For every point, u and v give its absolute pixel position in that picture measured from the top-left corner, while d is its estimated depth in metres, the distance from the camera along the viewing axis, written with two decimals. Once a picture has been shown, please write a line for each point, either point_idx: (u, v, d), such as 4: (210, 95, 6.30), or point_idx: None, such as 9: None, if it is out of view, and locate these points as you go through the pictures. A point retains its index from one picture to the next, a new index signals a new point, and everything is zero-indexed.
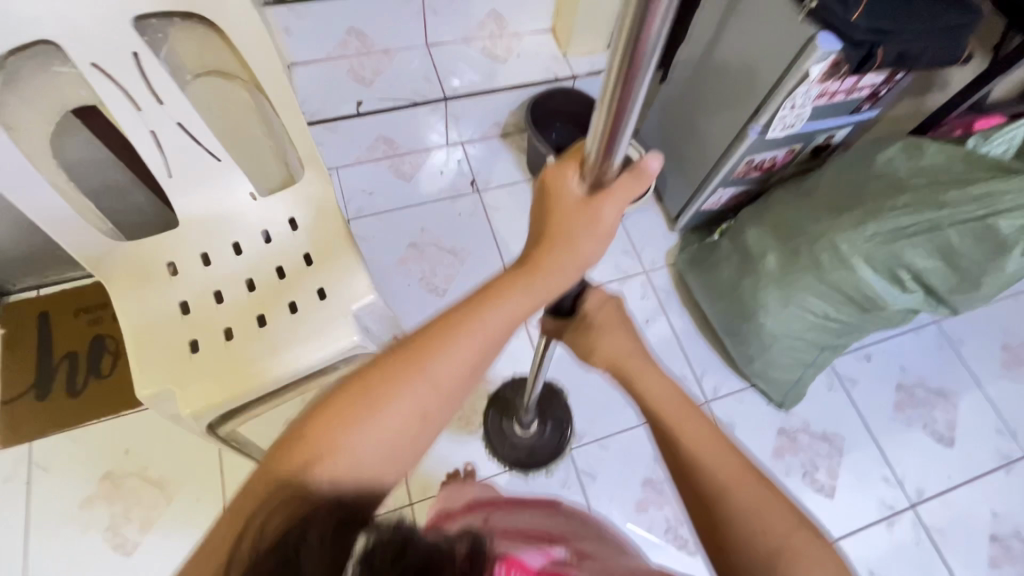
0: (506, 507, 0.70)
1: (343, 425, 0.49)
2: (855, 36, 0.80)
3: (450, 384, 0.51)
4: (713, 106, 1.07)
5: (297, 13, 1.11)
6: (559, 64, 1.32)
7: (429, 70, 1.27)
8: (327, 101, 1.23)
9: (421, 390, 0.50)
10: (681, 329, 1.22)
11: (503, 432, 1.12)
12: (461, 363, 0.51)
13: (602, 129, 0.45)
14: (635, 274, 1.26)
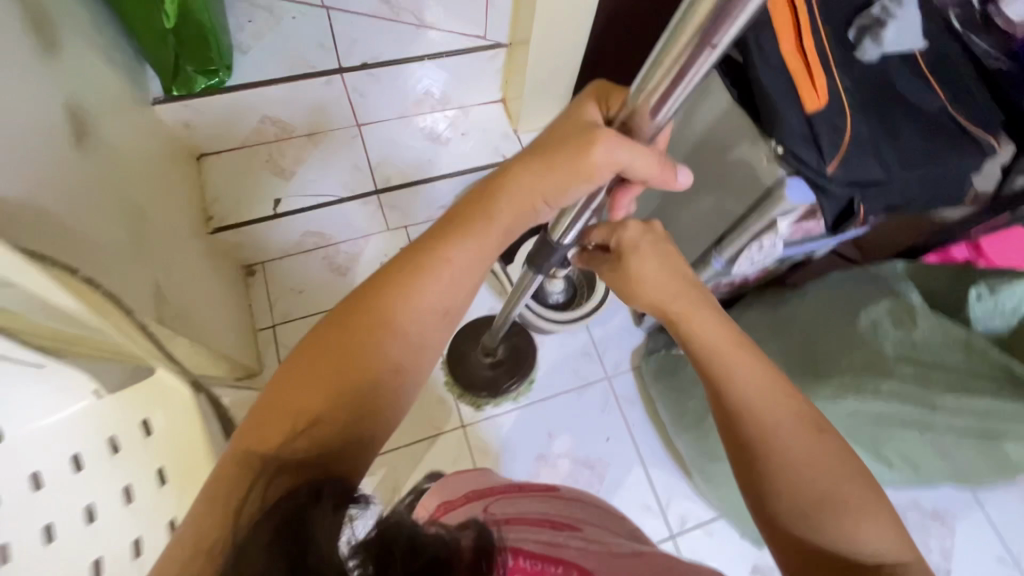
0: (506, 493, 0.64)
1: (381, 320, 0.53)
2: (826, 191, 0.69)
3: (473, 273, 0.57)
4: (688, 220, 0.91)
5: (193, 108, 1.08)
6: (507, 140, 1.29)
7: (360, 156, 1.23)
8: (242, 195, 1.18)
9: (446, 286, 0.56)
10: (639, 433, 1.24)
11: (467, 356, 1.22)
12: (433, 310, 0.56)
13: (645, 102, 0.50)
14: (595, 380, 1.27)
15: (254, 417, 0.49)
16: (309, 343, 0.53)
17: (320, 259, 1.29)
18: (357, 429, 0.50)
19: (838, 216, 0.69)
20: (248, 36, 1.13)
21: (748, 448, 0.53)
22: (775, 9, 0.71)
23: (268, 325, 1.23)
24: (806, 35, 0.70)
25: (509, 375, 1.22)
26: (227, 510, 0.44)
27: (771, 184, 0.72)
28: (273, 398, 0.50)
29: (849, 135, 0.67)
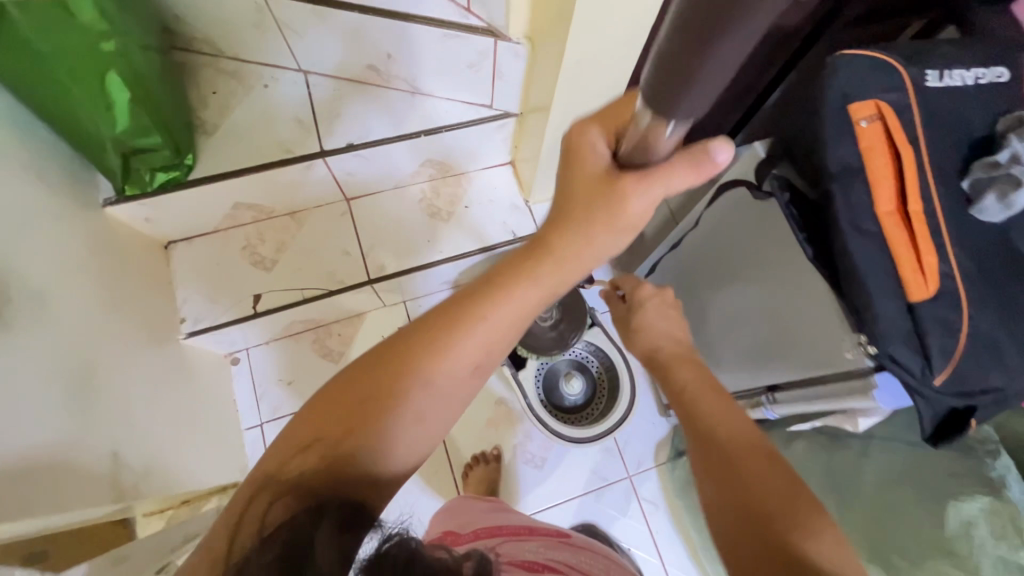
0: (516, 537, 0.60)
1: (407, 373, 0.47)
2: (936, 397, 0.54)
3: (502, 339, 0.50)
4: (733, 345, 0.80)
5: (153, 206, 0.92)
6: (519, 213, 1.13)
7: (350, 240, 1.08)
8: (219, 289, 1.04)
9: (473, 348, 0.49)
10: (662, 539, 1.13)
11: (526, 322, 1.06)
12: (470, 361, 0.49)
13: (653, 83, 0.31)
14: (617, 480, 1.14)
15: (300, 418, 0.47)
16: (354, 364, 0.49)
17: (312, 344, 1.19)
18: (363, 457, 0.46)
19: (939, 428, 0.56)
20: (212, 113, 0.95)
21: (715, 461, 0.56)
22: (867, 156, 0.55)
23: (256, 423, 1.14)
24: (911, 193, 0.54)
25: (573, 328, 1.06)
26: (228, 533, 0.42)
27: (859, 373, 0.59)
28: (313, 422, 0.46)
29: (964, 336, 0.52)
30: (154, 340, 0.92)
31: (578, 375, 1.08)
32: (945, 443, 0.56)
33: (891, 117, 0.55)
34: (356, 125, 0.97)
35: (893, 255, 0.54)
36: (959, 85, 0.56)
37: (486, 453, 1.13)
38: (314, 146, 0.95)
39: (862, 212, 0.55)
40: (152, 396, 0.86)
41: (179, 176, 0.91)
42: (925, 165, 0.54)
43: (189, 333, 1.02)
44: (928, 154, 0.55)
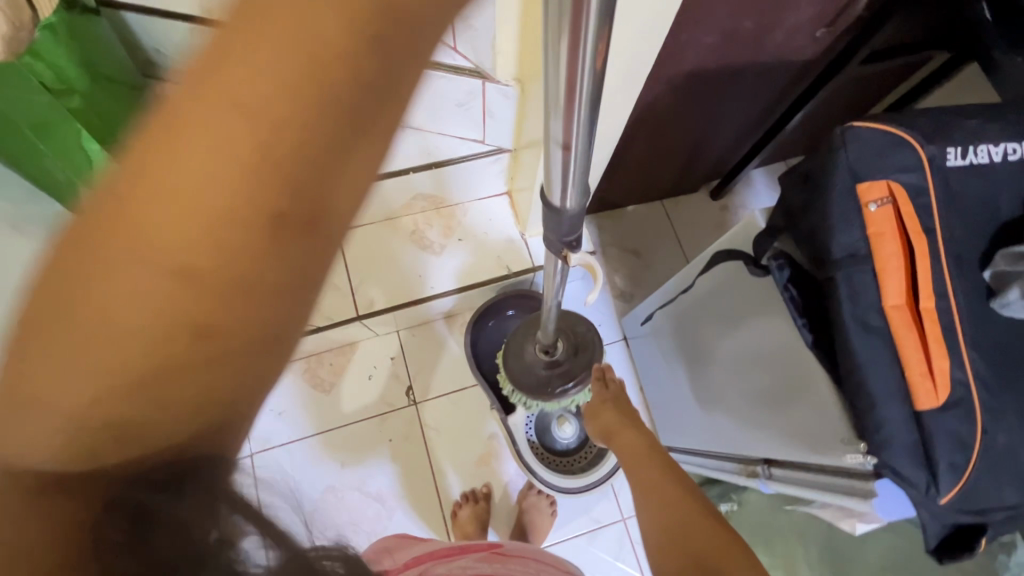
0: (445, 556, 0.65)
1: (116, 266, 0.23)
2: (937, 513, 0.50)
3: (301, 177, 0.24)
4: (728, 406, 0.77)
5: None
6: (514, 246, 1.09)
7: (340, 274, 1.05)
8: None
9: (244, 195, 0.23)
10: None
11: (521, 349, 0.92)
12: (225, 189, 0.23)
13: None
14: (611, 522, 1.08)
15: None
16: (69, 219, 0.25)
17: (301, 373, 1.16)
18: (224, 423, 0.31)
19: (945, 543, 0.52)
20: None
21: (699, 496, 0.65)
22: (876, 242, 0.51)
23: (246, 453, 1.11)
24: (922, 290, 0.50)
25: (568, 378, 0.88)
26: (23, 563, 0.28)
27: (854, 472, 0.55)
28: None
29: (976, 450, 0.49)
30: None
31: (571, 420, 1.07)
32: (952, 561, 0.52)
33: (903, 203, 0.51)
34: None
35: (900, 357, 0.50)
36: (985, 162, 0.53)
37: (475, 491, 1.09)
38: None
39: (868, 307, 0.51)
40: None
41: None
42: (941, 256, 0.51)
43: None
44: (944, 245, 0.51)
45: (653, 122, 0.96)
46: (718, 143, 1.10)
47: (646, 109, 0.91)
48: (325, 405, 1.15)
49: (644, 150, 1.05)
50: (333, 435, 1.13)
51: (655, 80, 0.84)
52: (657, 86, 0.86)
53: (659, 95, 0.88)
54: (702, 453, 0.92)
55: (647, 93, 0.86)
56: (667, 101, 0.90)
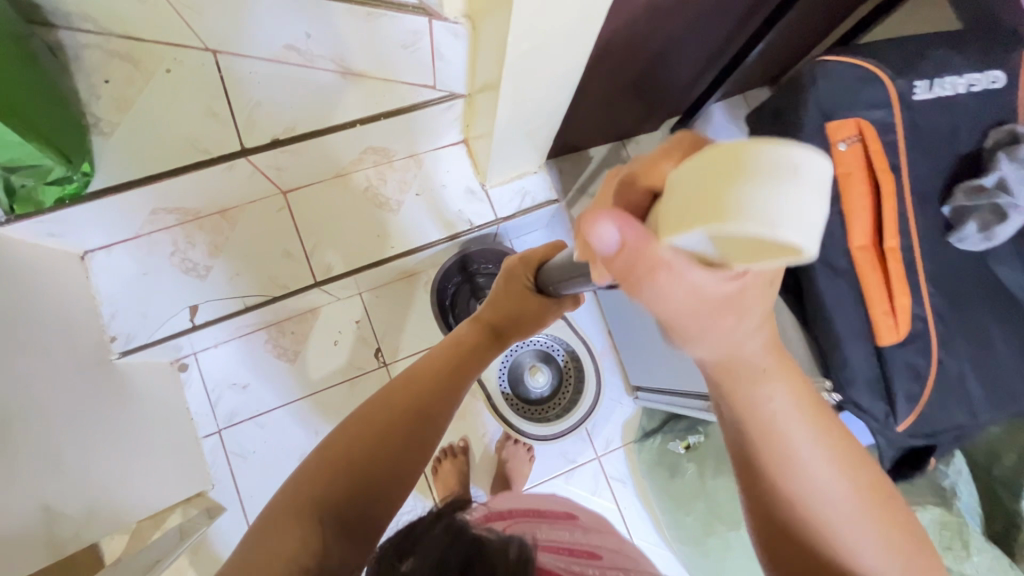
0: (528, 518, 0.65)
1: (391, 412, 0.58)
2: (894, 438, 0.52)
3: (467, 369, 0.66)
4: None
5: (53, 222, 0.82)
6: (475, 196, 1.05)
7: (291, 240, 0.99)
8: (149, 302, 0.95)
9: (454, 382, 0.64)
10: None
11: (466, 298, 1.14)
12: (459, 374, 0.65)
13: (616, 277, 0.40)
14: (586, 461, 1.11)
15: (332, 483, 0.52)
16: (343, 434, 0.56)
17: (263, 344, 1.13)
18: (419, 450, 0.58)
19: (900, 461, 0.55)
20: (109, 107, 0.81)
21: (783, 482, 0.45)
22: (845, 181, 0.53)
23: (214, 431, 1.10)
24: (888, 230, 0.52)
25: None
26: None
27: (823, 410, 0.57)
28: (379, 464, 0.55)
29: (932, 385, 0.51)
30: (79, 377, 0.84)
31: (543, 367, 1.08)
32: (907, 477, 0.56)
33: (870, 139, 0.53)
34: (280, 115, 0.84)
35: (866, 297, 0.51)
36: (949, 95, 0.55)
37: (453, 446, 1.11)
38: (235, 144, 0.83)
39: (835, 248, 0.51)
40: (83, 444, 0.80)
41: (77, 188, 0.79)
42: (906, 191, 0.53)
43: (122, 352, 0.94)
44: (907, 184, 0.53)
45: (613, 58, 0.91)
46: (680, 76, 1.05)
47: (607, 45, 0.86)
48: (293, 374, 1.13)
49: (607, 86, 1.00)
50: (301, 404, 1.13)
51: (616, 14, 0.78)
52: (619, 18, 0.80)
53: (622, 28, 0.82)
54: (673, 391, 0.95)
55: (609, 27, 0.80)
56: (628, 36, 0.85)
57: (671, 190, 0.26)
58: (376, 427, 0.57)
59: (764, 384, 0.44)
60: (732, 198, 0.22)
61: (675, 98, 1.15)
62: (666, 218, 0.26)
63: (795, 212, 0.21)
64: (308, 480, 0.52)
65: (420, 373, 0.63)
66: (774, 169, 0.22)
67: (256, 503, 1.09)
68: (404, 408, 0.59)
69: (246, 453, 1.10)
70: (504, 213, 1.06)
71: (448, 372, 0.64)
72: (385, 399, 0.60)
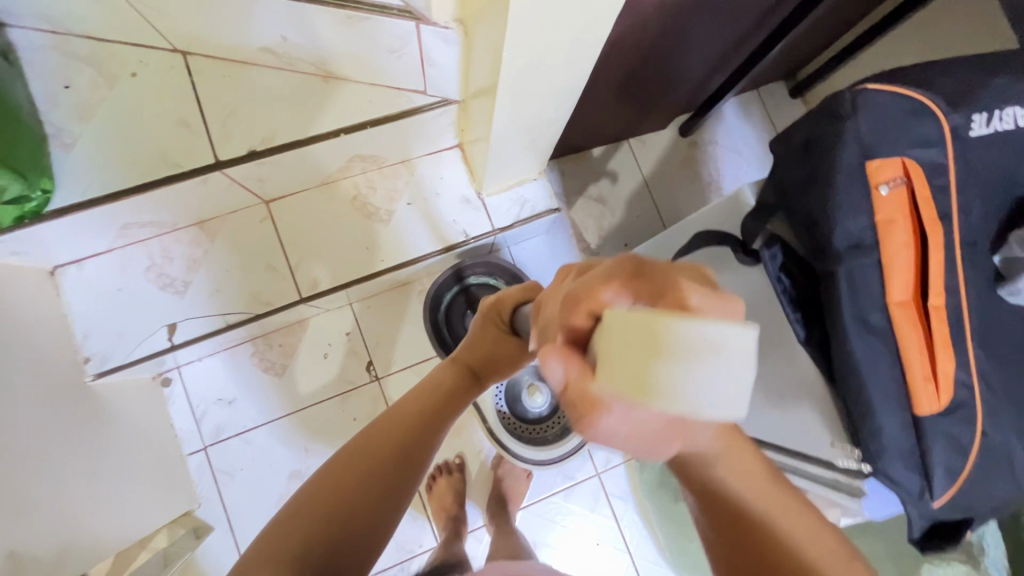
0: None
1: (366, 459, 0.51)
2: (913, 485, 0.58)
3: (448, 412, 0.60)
4: None
5: (13, 241, 0.76)
6: (470, 206, 0.98)
7: (275, 254, 0.93)
8: (124, 320, 0.90)
9: (435, 427, 0.58)
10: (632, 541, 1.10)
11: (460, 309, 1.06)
12: (439, 417, 0.59)
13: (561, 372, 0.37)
14: (586, 478, 1.10)
15: (299, 543, 0.44)
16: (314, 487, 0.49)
17: (250, 357, 1.08)
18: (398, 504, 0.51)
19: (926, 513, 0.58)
20: (71, 116, 0.74)
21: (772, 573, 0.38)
22: (883, 229, 0.55)
23: (199, 448, 1.06)
24: (932, 286, 0.55)
25: None
26: None
27: None
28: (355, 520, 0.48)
29: (972, 456, 0.56)
30: (49, 405, 0.79)
31: (542, 388, 1.02)
32: (936, 551, 0.61)
33: (917, 186, 0.54)
34: (258, 123, 0.78)
35: (905, 360, 0.56)
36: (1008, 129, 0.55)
37: (448, 462, 1.07)
38: (208, 156, 0.76)
39: (869, 304, 0.56)
40: (57, 479, 0.75)
41: (36, 207, 0.72)
42: (956, 247, 0.55)
43: (97, 374, 0.89)
44: (957, 236, 0.55)
45: (624, 59, 0.85)
46: (693, 75, 0.99)
47: (617, 46, 0.79)
48: (281, 388, 1.09)
49: (615, 87, 0.93)
50: (290, 420, 1.08)
51: (630, 10, 0.72)
52: (634, 14, 0.73)
53: (635, 26, 0.76)
54: None
55: (621, 26, 0.74)
56: (640, 36, 0.79)
57: (608, 334, 0.27)
58: (350, 477, 0.50)
59: (734, 467, 0.38)
60: (656, 374, 0.24)
61: (687, 96, 1.08)
62: (604, 367, 0.27)
63: (710, 394, 0.24)
64: (273, 544, 0.44)
65: (397, 417, 0.57)
66: (694, 348, 0.24)
67: (245, 522, 1.05)
68: (381, 455, 0.52)
69: (233, 471, 1.06)
70: (501, 223, 1.00)
71: (427, 414, 0.58)
72: (363, 445, 0.53)
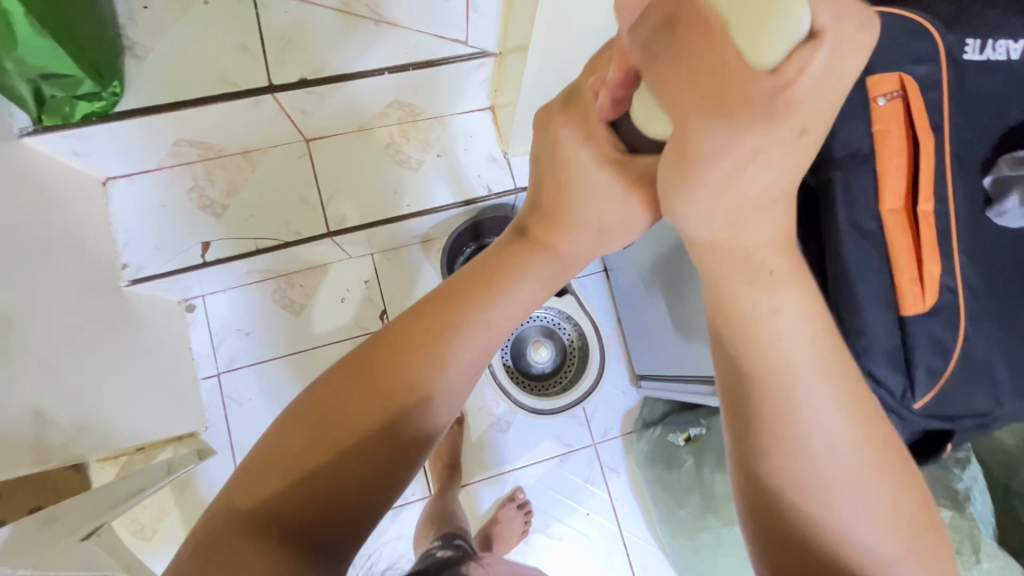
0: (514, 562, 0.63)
1: (368, 376, 0.47)
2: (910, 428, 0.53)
3: (456, 331, 0.48)
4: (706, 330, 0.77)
5: (77, 138, 0.82)
6: (496, 164, 1.04)
7: (308, 188, 0.99)
8: (165, 233, 0.96)
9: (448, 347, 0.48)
10: (622, 510, 1.11)
11: None
12: (469, 351, 0.48)
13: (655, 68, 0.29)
14: (581, 446, 1.13)
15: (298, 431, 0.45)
16: (324, 386, 0.47)
17: (271, 293, 1.13)
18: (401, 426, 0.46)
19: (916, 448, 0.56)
20: (145, 33, 0.82)
21: (821, 502, 0.36)
22: (880, 139, 0.50)
23: (213, 373, 1.10)
24: (922, 193, 0.51)
25: None
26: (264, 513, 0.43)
27: None
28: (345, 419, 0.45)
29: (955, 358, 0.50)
30: (83, 295, 0.84)
31: (546, 343, 1.06)
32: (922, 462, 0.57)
33: (913, 95, 0.51)
34: (310, 55, 0.85)
35: (893, 261, 0.50)
36: (1002, 59, 0.53)
37: None
38: (263, 80, 0.83)
39: (865, 208, 0.50)
40: (78, 362, 0.79)
41: (104, 107, 0.80)
42: (944, 154, 0.51)
43: (132, 281, 0.95)
44: (947, 146, 0.52)
45: None
46: None
47: None
48: (296, 327, 1.13)
49: None
50: (301, 357, 1.13)
51: None
52: None
53: None
54: (682, 376, 0.94)
55: None
56: None
57: None
58: (346, 392, 0.46)
59: (823, 381, 0.35)
60: None
61: None
62: None
63: None
64: (280, 447, 0.45)
65: (411, 339, 0.47)
66: None
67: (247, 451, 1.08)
68: (371, 378, 0.47)
69: (241, 400, 1.10)
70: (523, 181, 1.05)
71: (432, 320, 0.48)
72: (374, 355, 0.48)
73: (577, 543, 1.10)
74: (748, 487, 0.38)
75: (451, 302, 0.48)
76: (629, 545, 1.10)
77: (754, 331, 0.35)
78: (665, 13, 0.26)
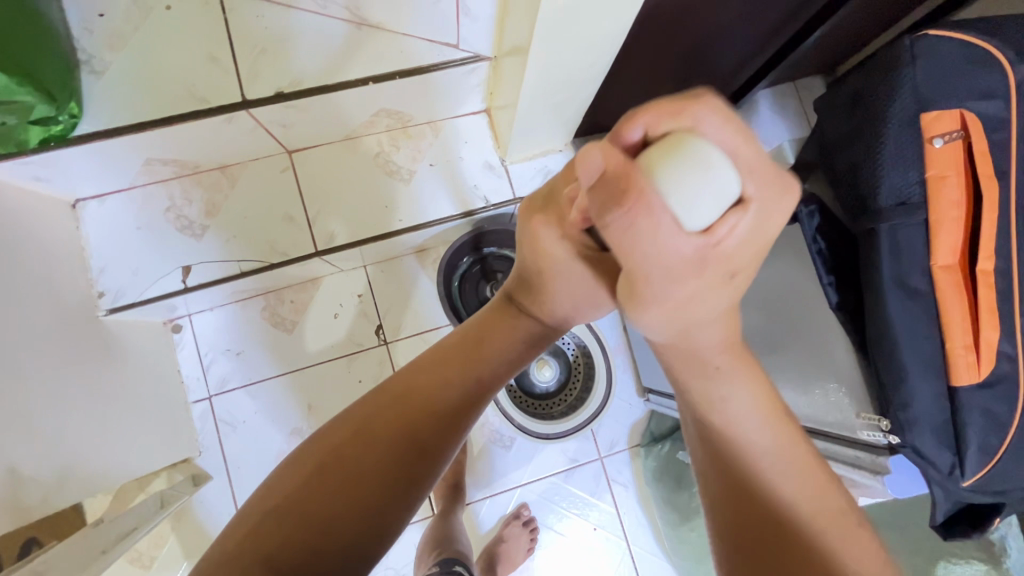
0: None
1: (391, 411, 0.49)
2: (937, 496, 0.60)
3: (469, 371, 0.52)
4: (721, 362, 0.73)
5: (35, 165, 0.76)
6: (493, 172, 0.97)
7: (293, 205, 0.92)
8: (143, 257, 0.90)
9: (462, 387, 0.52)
10: (630, 526, 1.09)
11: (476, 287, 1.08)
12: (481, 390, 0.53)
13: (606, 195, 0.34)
14: (588, 461, 1.09)
15: (322, 465, 0.47)
16: (345, 422, 0.49)
17: (261, 311, 1.08)
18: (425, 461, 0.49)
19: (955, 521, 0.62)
20: (102, 45, 0.74)
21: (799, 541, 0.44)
22: (936, 194, 0.57)
23: (204, 397, 1.06)
24: (983, 250, 0.56)
25: None
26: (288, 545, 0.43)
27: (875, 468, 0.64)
28: (369, 454, 0.47)
29: (1012, 432, 0.56)
30: (58, 333, 0.79)
31: (551, 361, 1.02)
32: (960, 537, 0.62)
33: (976, 137, 0.56)
34: (287, 65, 0.77)
35: (945, 321, 0.57)
36: None
37: None
38: (236, 95, 0.77)
39: (913, 267, 0.58)
40: (58, 404, 0.75)
41: (62, 131, 0.72)
42: (1013, 203, 0.55)
43: (111, 309, 0.90)
44: (1014, 194, 0.55)
45: (659, 28, 0.82)
46: (731, 53, 0.96)
47: (654, 14, 0.77)
48: (289, 345, 1.08)
49: (647, 61, 0.91)
50: (293, 377, 1.08)
51: None
52: None
53: None
54: None
55: None
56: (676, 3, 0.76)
57: None
58: (370, 426, 0.49)
59: (784, 447, 0.46)
60: None
61: (721, 79, 1.05)
62: None
63: None
64: (302, 480, 0.46)
65: (429, 377, 0.51)
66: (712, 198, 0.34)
67: (243, 475, 1.05)
68: (394, 412, 0.49)
69: (235, 423, 1.06)
70: (523, 191, 0.98)
71: (446, 361, 0.52)
72: (396, 390, 0.50)
73: (584, 559, 1.08)
74: (733, 528, 0.47)
75: (459, 348, 0.53)
76: (637, 560, 1.08)
77: (708, 408, 0.47)
78: (613, 188, 0.33)
